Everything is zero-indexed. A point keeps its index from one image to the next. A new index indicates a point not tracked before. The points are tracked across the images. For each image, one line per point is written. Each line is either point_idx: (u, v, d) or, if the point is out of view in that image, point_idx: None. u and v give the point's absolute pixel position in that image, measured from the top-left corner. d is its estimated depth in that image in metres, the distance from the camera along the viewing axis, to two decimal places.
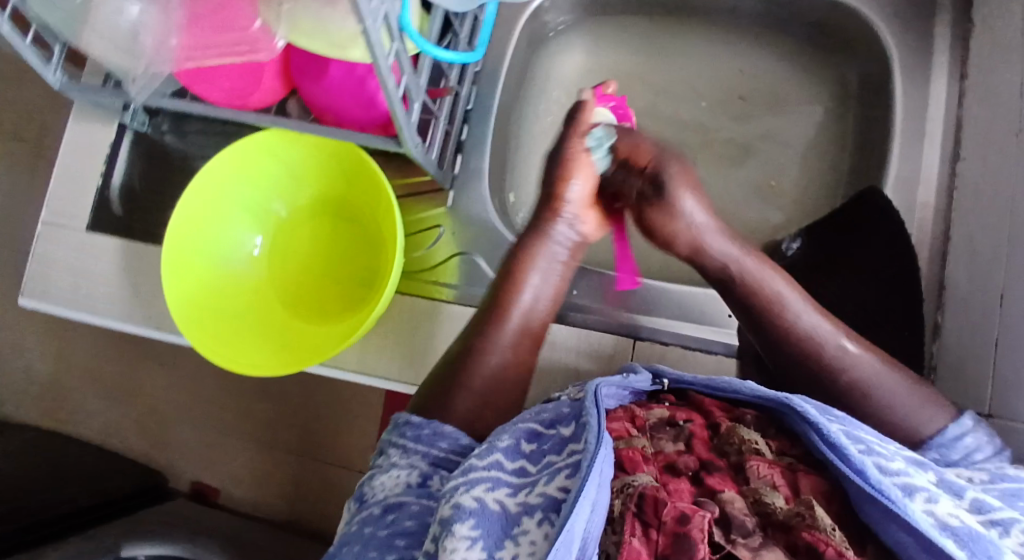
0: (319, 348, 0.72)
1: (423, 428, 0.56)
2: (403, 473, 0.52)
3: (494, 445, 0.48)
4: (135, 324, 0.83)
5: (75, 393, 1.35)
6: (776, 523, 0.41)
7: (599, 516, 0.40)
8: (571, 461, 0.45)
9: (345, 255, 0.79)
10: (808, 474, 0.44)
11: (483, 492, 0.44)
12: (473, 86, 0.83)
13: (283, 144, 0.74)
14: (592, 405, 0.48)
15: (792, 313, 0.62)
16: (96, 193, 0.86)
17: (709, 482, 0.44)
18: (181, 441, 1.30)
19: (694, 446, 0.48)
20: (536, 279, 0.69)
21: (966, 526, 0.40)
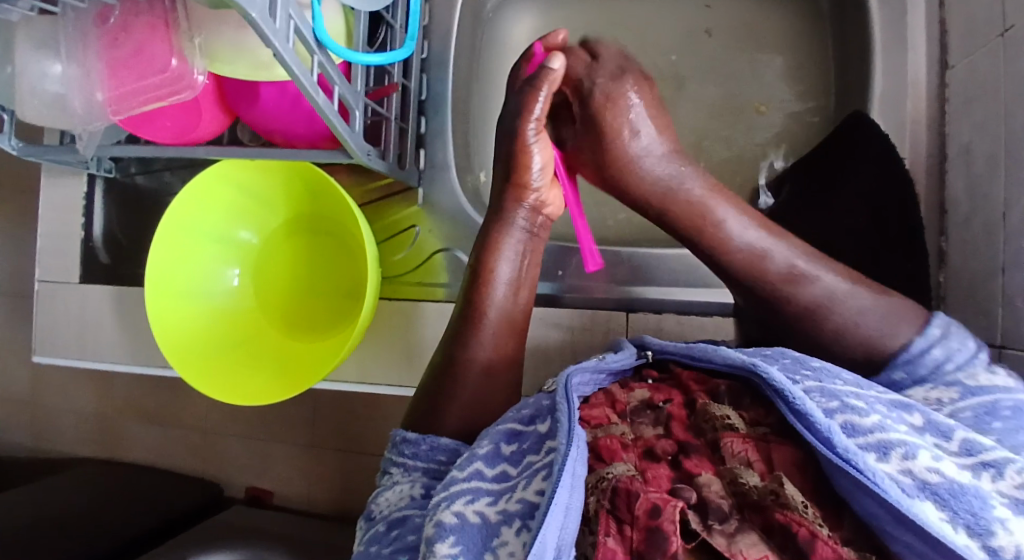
0: (312, 366, 0.73)
1: (419, 443, 0.56)
2: (407, 487, 0.54)
3: (475, 453, 0.48)
4: (141, 363, 0.84)
5: (117, 424, 1.41)
6: (749, 503, 0.41)
7: (574, 517, 0.41)
8: (548, 461, 0.45)
9: (321, 270, 0.79)
10: (781, 445, 0.44)
11: (463, 505, 0.44)
12: (424, 75, 0.81)
13: (238, 173, 0.74)
14: (562, 399, 0.48)
15: (727, 228, 0.58)
16: (80, 244, 0.88)
17: (686, 465, 0.44)
18: (220, 458, 1.34)
19: (672, 429, 0.48)
20: (504, 270, 0.64)
21: (947, 482, 0.39)
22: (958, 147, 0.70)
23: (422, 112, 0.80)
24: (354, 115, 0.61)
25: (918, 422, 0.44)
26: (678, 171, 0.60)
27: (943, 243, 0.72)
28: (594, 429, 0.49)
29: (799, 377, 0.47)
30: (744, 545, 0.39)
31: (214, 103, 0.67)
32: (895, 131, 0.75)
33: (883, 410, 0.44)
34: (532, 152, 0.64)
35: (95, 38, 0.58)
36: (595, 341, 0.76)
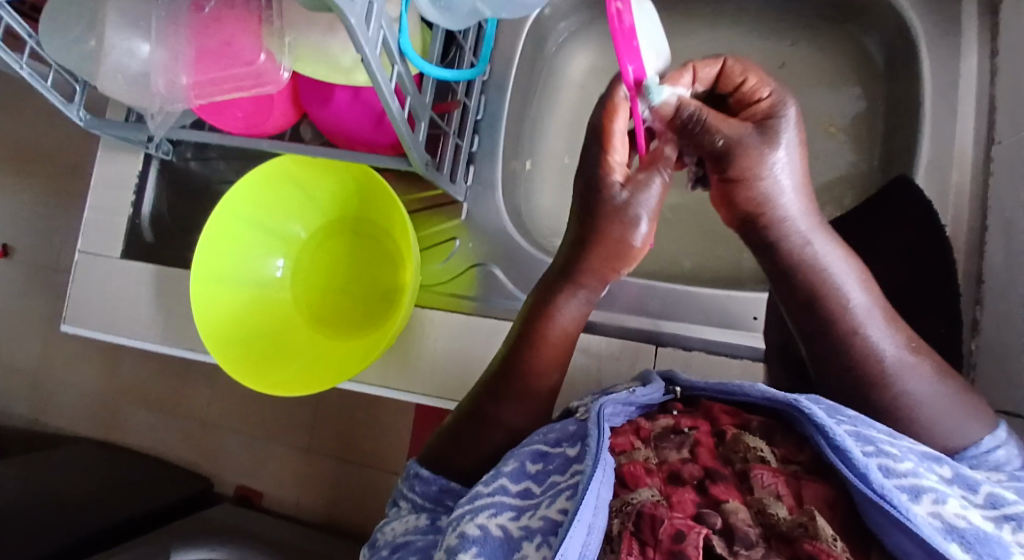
0: (341, 363, 0.73)
1: (431, 482, 0.55)
2: (415, 518, 0.54)
3: (499, 470, 0.47)
4: (172, 343, 0.85)
5: (124, 404, 1.42)
6: (777, 535, 0.40)
7: (597, 537, 0.40)
8: (573, 483, 0.44)
9: (361, 272, 0.80)
10: (813, 483, 0.43)
11: (486, 518, 0.43)
12: (482, 96, 0.82)
13: (299, 170, 0.77)
14: (594, 426, 0.47)
15: (845, 285, 0.55)
16: (126, 221, 0.89)
17: (713, 492, 0.43)
18: (220, 454, 1.34)
19: (699, 454, 0.46)
20: (576, 301, 0.60)
21: (973, 529, 0.39)
22: (1001, 219, 0.71)
23: (476, 132, 0.81)
24: (421, 124, 0.63)
25: (947, 474, 0.44)
26: (829, 251, 0.55)
27: (977, 313, 0.72)
28: (618, 455, 0.48)
29: (837, 420, 0.46)
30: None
31: (286, 99, 0.70)
32: (936, 199, 0.76)
33: (916, 459, 0.44)
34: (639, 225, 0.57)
35: (188, 27, 0.60)
36: (623, 370, 0.76)
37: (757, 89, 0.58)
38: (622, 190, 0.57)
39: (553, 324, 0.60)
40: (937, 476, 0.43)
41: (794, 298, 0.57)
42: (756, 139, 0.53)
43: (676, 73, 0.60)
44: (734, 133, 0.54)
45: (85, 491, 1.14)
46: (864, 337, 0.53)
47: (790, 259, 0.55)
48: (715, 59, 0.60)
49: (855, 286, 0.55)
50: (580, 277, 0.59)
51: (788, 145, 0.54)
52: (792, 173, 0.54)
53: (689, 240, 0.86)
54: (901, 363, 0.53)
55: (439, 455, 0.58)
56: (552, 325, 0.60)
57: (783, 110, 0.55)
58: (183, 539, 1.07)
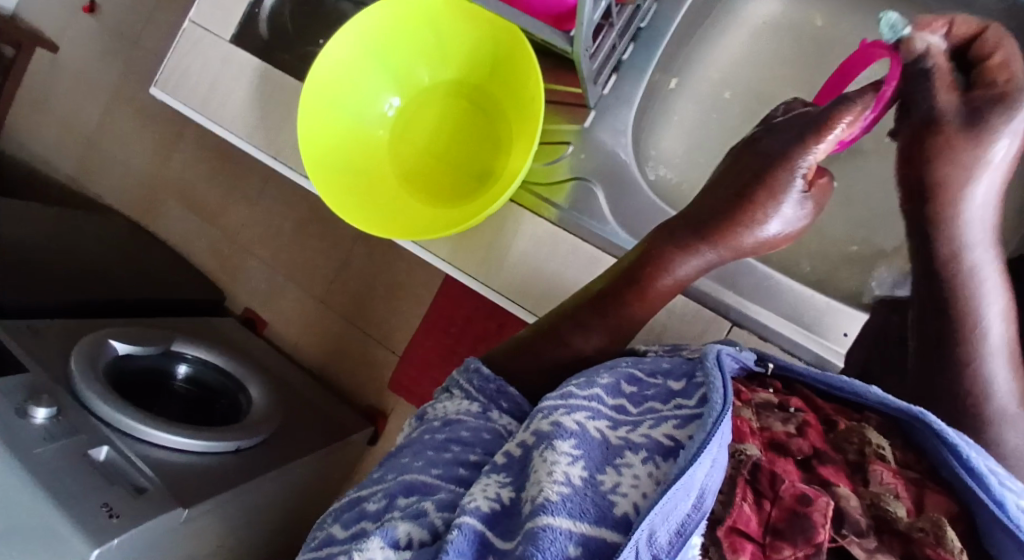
0: (424, 226, 0.72)
1: (489, 381, 0.52)
2: (467, 404, 0.50)
3: (594, 380, 0.43)
4: (256, 145, 0.83)
5: (167, 198, 1.44)
6: (893, 531, 0.34)
7: (718, 469, 0.34)
8: (683, 412, 0.39)
9: (467, 142, 0.76)
10: (935, 493, 0.37)
11: (584, 418, 0.39)
12: (653, 3, 0.77)
13: (442, 20, 0.72)
14: (711, 362, 0.41)
15: (991, 298, 0.50)
16: (245, 8, 0.85)
17: (822, 471, 0.37)
18: (240, 275, 1.38)
19: (807, 433, 0.39)
20: (705, 252, 0.56)
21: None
22: None
23: (633, 39, 0.76)
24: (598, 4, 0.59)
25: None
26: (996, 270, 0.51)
27: None
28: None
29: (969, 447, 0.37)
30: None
31: None
32: None
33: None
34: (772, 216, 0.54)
35: None
36: (684, 336, 0.72)
37: (999, 71, 0.53)
38: (804, 180, 0.54)
39: (668, 274, 0.56)
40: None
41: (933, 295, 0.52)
42: (960, 133, 0.52)
43: (926, 22, 0.55)
44: (947, 101, 0.53)
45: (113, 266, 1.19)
46: (982, 367, 0.49)
47: (950, 264, 0.52)
48: (973, 25, 0.55)
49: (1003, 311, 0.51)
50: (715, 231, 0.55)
51: (995, 161, 0.51)
52: (988, 188, 0.52)
53: (791, 233, 0.80)
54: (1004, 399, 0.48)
55: (499, 364, 0.56)
56: (668, 272, 0.56)
57: (1012, 115, 0.51)
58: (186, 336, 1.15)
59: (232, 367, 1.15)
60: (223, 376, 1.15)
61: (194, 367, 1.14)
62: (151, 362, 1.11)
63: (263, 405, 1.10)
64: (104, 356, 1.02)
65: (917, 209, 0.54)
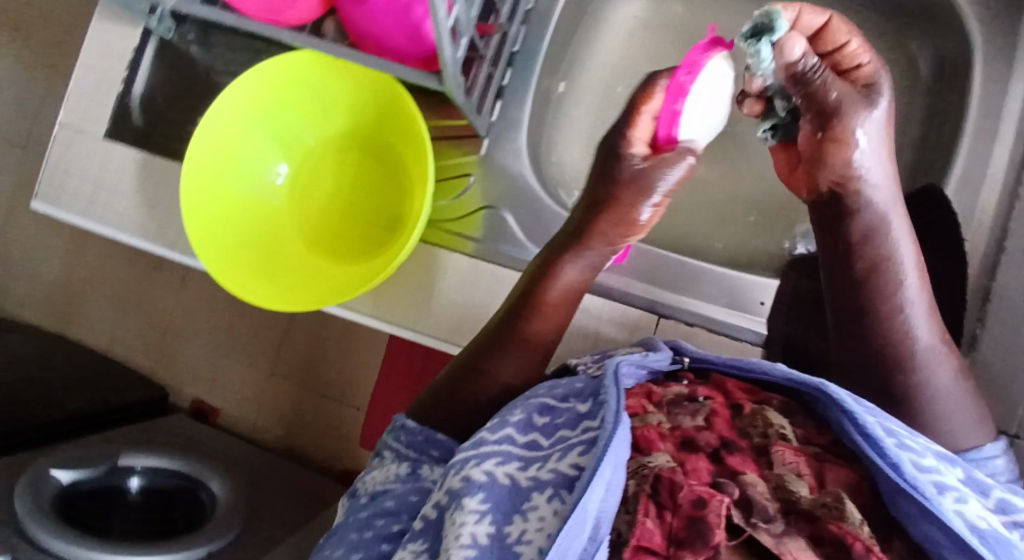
0: (336, 287, 0.70)
1: (417, 434, 0.52)
2: (394, 465, 0.51)
3: (505, 419, 0.44)
4: (151, 238, 0.79)
5: (86, 301, 1.38)
6: (798, 511, 0.38)
7: (614, 496, 0.38)
8: (586, 438, 0.42)
9: (367, 193, 0.75)
10: (835, 466, 0.41)
11: (493, 466, 0.41)
12: (523, 27, 0.78)
13: (318, 72, 0.70)
14: (610, 384, 0.44)
15: (901, 267, 0.53)
16: (116, 98, 0.82)
17: (729, 461, 0.41)
18: (181, 364, 1.34)
19: (715, 423, 0.44)
20: (583, 258, 0.60)
21: (994, 530, 0.37)
22: None
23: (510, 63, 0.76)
24: (462, 42, 0.58)
25: (960, 475, 0.41)
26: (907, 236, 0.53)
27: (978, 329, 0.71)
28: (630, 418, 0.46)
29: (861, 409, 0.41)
30: (794, 547, 0.36)
31: None
32: (961, 214, 0.73)
33: (932, 453, 0.41)
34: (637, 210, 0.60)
35: None
36: (620, 336, 0.74)
37: (855, 61, 0.55)
38: (642, 158, 0.60)
39: (562, 280, 0.59)
40: (954, 475, 0.40)
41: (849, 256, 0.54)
42: (832, 136, 0.53)
43: (791, 24, 0.54)
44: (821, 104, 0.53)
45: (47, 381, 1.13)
46: (902, 322, 0.52)
47: (861, 236, 0.53)
48: (825, 12, 0.56)
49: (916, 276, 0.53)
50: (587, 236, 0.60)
51: (879, 128, 0.52)
52: (879, 169, 0.53)
53: (700, 219, 0.85)
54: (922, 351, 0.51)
55: (428, 408, 0.55)
56: (563, 277, 0.59)
57: (873, 93, 0.53)
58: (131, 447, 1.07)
59: (190, 467, 1.08)
60: (182, 478, 1.07)
61: (146, 477, 1.06)
62: (98, 483, 1.02)
63: (229, 497, 1.03)
64: (46, 486, 0.94)
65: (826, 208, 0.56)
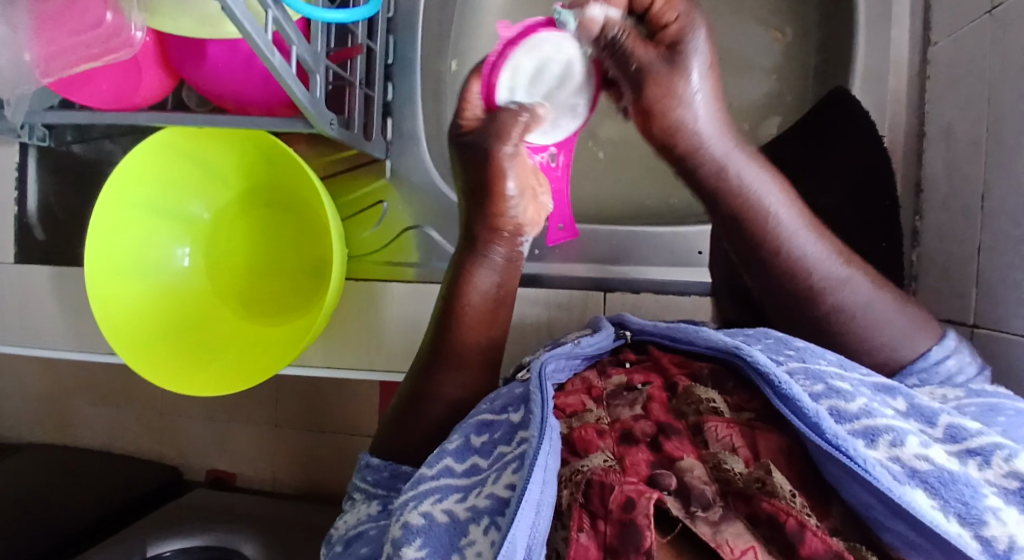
0: (275, 348, 0.68)
1: (382, 470, 0.52)
2: (363, 506, 0.51)
3: (443, 450, 0.47)
4: (87, 349, 0.78)
5: (57, 404, 1.16)
6: (735, 491, 0.40)
7: (545, 513, 0.40)
8: (519, 453, 0.44)
9: (282, 246, 0.74)
10: (766, 432, 0.43)
11: (431, 505, 0.43)
12: (389, 36, 0.76)
13: (189, 145, 0.68)
14: (536, 389, 0.47)
15: (762, 197, 0.51)
16: (13, 220, 0.81)
17: (667, 448, 0.43)
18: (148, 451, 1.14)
19: (651, 410, 0.46)
20: (487, 266, 0.57)
21: (936, 470, 0.38)
22: (937, 125, 0.68)
23: (388, 79, 0.75)
24: (315, 79, 0.56)
25: (903, 407, 0.43)
26: (759, 175, 0.51)
27: (917, 223, 0.71)
28: (569, 418, 0.48)
29: (782, 358, 0.46)
30: (729, 535, 0.39)
31: (155, 62, 0.62)
32: (873, 111, 0.73)
33: (868, 393, 0.43)
34: (508, 180, 0.57)
35: None
36: (573, 321, 0.74)
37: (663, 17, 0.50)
38: (510, 145, 0.57)
39: (478, 291, 0.57)
40: (893, 410, 0.43)
41: (722, 219, 0.53)
42: (667, 74, 0.49)
43: None
44: (647, 56, 0.49)
45: (38, 494, 0.95)
46: (796, 256, 0.51)
47: (719, 184, 0.52)
48: None
49: (781, 207, 0.51)
50: (487, 240, 0.58)
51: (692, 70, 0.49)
52: (712, 111, 0.50)
53: (629, 175, 0.81)
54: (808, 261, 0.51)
55: (383, 442, 0.55)
56: (478, 287, 0.57)
57: (688, 36, 0.48)
58: (154, 531, 0.91)
59: (218, 536, 0.92)
60: (213, 550, 0.91)
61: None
62: None
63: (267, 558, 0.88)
64: None
65: (682, 164, 0.52)
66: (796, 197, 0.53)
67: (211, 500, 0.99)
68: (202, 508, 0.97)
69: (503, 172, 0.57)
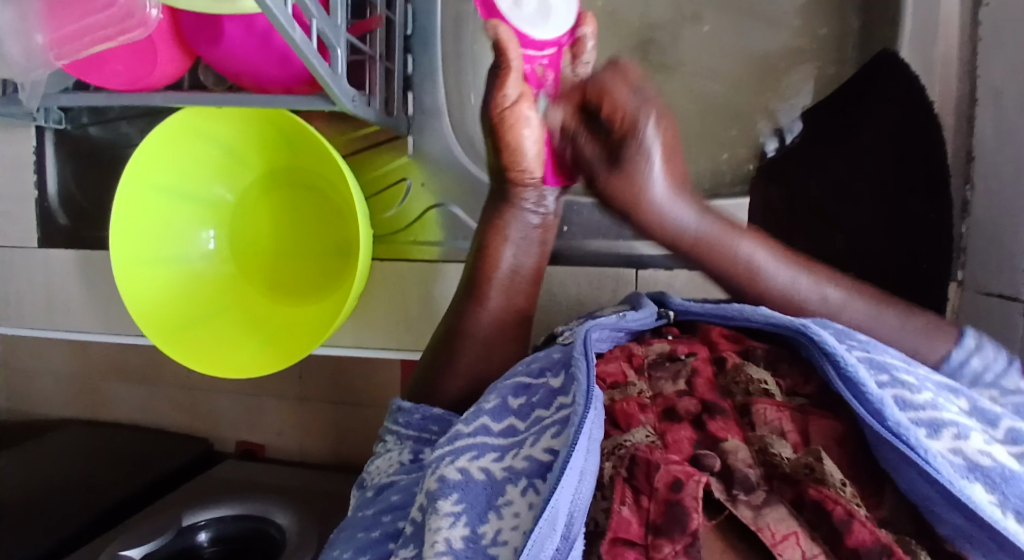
0: (304, 329, 0.67)
1: (413, 412, 0.52)
2: (396, 453, 0.51)
3: (480, 408, 0.45)
4: (113, 330, 0.78)
5: (91, 379, 1.17)
6: (780, 476, 0.38)
7: (588, 482, 0.38)
8: (559, 418, 0.43)
9: (307, 226, 0.72)
10: (821, 418, 0.41)
11: (468, 462, 0.42)
12: (408, 5, 0.72)
13: (215, 121, 0.66)
14: (580, 355, 0.45)
15: (738, 250, 0.52)
16: (35, 205, 0.80)
17: (711, 428, 0.41)
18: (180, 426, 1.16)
19: (696, 387, 0.45)
20: (514, 234, 0.59)
21: (1000, 467, 0.36)
22: (989, 87, 0.64)
23: (407, 50, 0.72)
24: (337, 54, 0.53)
25: (965, 407, 0.41)
26: (720, 230, 0.53)
27: (967, 193, 0.66)
28: (612, 388, 0.46)
29: (846, 346, 0.44)
30: (771, 519, 0.36)
31: (170, 41, 0.60)
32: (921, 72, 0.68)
33: (933, 389, 0.41)
34: (522, 134, 0.56)
35: None
36: (603, 298, 0.72)
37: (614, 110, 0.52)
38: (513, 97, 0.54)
39: (504, 265, 0.58)
40: (957, 407, 0.41)
41: (703, 273, 0.55)
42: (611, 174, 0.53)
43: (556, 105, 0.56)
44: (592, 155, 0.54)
45: (76, 469, 0.97)
46: (778, 293, 0.52)
47: (686, 248, 0.54)
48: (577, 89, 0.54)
49: (759, 253, 0.53)
50: (514, 200, 0.59)
51: (649, 153, 0.52)
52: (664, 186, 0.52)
53: None
54: (788, 291, 0.52)
55: (416, 396, 0.56)
56: (504, 261, 0.58)
57: (635, 129, 0.51)
58: (187, 503, 0.93)
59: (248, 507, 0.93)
60: (245, 520, 0.91)
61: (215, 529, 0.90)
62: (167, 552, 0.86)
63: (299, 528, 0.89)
64: None
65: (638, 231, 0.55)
66: (779, 246, 0.54)
67: (242, 473, 1.00)
68: (233, 480, 0.98)
69: (512, 127, 0.55)
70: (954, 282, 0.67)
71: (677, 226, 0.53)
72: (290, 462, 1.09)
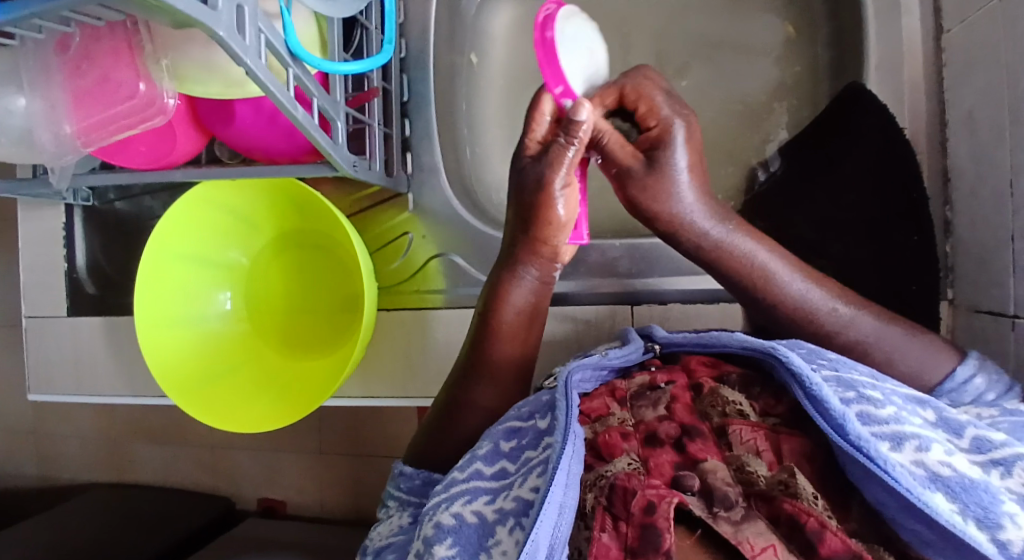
0: (314, 382, 0.70)
1: (414, 477, 0.56)
2: (397, 518, 0.54)
3: (473, 455, 0.48)
4: (138, 390, 0.82)
5: (116, 442, 1.21)
6: (757, 493, 0.41)
7: (569, 515, 0.40)
8: (544, 457, 0.45)
9: (315, 284, 0.77)
10: (791, 436, 0.44)
11: (461, 506, 0.44)
12: (403, 75, 0.78)
13: (228, 192, 0.71)
14: (561, 395, 0.48)
15: (756, 257, 0.56)
16: (64, 277, 0.85)
17: (690, 450, 0.44)
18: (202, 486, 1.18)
19: (675, 411, 0.47)
20: (523, 289, 0.59)
21: (958, 476, 0.38)
22: (959, 114, 0.67)
23: (404, 115, 0.78)
24: (337, 126, 0.58)
25: (932, 417, 0.44)
26: (737, 234, 0.57)
27: (948, 213, 0.70)
28: (594, 422, 0.49)
29: (816, 366, 0.46)
30: (750, 533, 0.39)
31: (188, 123, 0.66)
32: (893, 105, 0.72)
33: (898, 402, 0.43)
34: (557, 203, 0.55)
35: (56, 69, 0.57)
36: (603, 336, 0.75)
37: (650, 116, 0.58)
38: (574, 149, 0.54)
39: (510, 316, 0.58)
40: (921, 419, 0.43)
41: (721, 280, 0.58)
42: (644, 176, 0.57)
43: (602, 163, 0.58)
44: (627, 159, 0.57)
45: (103, 531, 1.00)
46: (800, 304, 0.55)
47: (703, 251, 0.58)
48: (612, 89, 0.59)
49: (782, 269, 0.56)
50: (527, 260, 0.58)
51: (678, 166, 0.56)
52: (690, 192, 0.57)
53: None
54: (799, 304, 0.55)
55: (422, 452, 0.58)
56: (510, 312, 0.58)
57: (666, 134, 0.57)
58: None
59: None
60: None
61: None
62: None
63: None
64: None
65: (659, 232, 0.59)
66: (800, 261, 0.57)
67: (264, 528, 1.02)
68: (256, 536, 1.00)
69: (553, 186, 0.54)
70: (947, 301, 0.70)
71: (689, 229, 0.57)
72: (310, 516, 1.11)
